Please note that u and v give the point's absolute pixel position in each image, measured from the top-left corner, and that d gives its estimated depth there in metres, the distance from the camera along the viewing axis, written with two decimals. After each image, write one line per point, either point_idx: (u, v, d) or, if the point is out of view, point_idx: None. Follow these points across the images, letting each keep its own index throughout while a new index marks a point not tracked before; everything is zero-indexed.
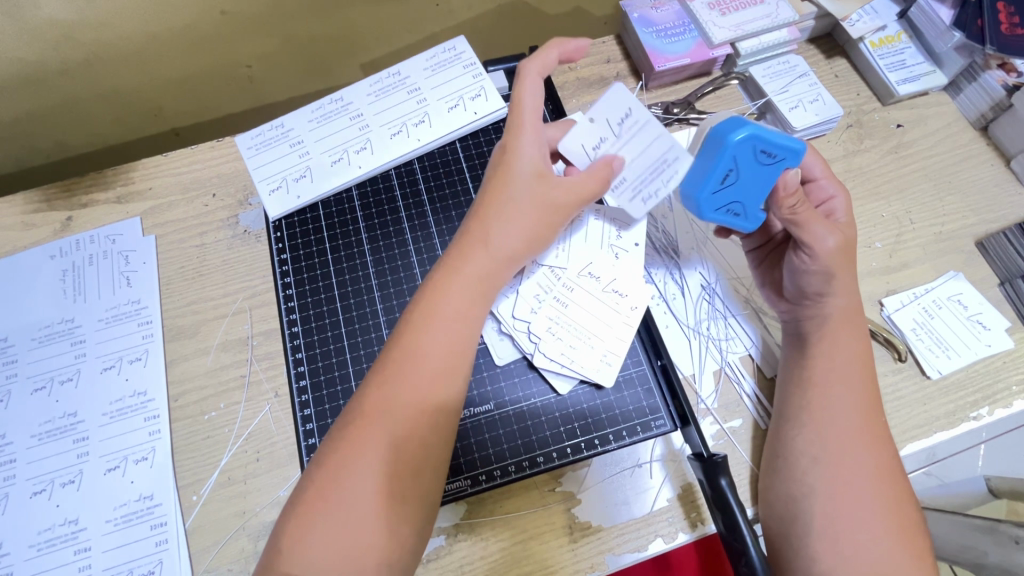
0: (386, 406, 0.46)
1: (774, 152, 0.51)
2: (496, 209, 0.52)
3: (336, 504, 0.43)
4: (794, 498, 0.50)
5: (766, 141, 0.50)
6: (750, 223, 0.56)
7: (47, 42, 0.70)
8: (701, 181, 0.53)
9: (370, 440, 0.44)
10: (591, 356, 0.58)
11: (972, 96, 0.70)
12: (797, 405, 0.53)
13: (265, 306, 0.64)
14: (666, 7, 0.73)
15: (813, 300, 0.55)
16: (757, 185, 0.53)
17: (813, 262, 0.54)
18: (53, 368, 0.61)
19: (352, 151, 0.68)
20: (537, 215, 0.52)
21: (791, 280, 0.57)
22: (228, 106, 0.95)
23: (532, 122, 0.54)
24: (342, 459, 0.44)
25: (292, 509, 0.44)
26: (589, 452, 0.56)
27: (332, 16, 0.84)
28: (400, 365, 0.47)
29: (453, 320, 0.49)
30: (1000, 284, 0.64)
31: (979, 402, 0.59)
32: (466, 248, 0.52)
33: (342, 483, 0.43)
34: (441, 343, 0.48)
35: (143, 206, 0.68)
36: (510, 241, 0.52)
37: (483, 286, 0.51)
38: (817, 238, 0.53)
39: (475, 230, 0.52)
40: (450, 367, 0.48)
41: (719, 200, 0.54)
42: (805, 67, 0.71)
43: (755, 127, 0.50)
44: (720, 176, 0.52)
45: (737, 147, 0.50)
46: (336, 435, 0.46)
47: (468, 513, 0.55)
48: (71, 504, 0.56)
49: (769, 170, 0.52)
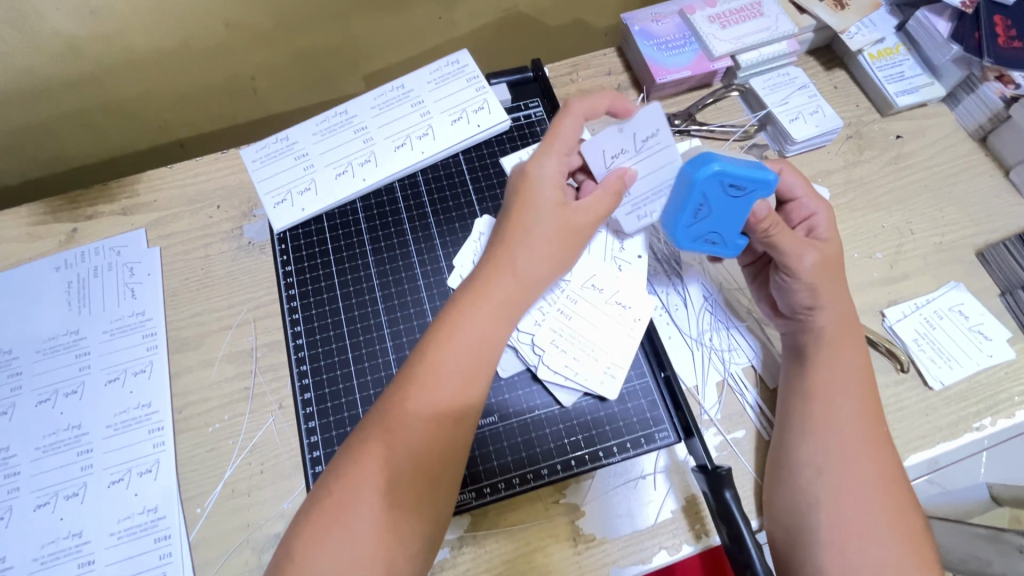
0: (405, 422, 0.46)
1: (742, 185, 0.52)
2: (518, 230, 0.53)
3: (346, 517, 0.43)
4: (799, 509, 0.50)
5: (732, 175, 0.51)
6: (730, 250, 0.57)
7: (53, 54, 0.71)
8: (676, 215, 0.55)
9: (387, 455, 0.45)
10: (595, 368, 0.58)
11: (970, 107, 0.71)
12: (800, 415, 0.53)
13: (268, 317, 0.64)
14: (667, 20, 0.74)
15: (803, 315, 0.56)
16: (731, 217, 0.54)
17: (795, 281, 0.55)
18: (58, 380, 0.61)
19: (357, 164, 0.69)
20: (558, 236, 0.53)
21: (780, 297, 0.58)
22: (232, 117, 0.95)
23: (558, 148, 0.55)
24: (355, 472, 0.45)
25: (299, 522, 0.44)
26: (593, 464, 0.56)
27: (336, 28, 0.85)
28: (421, 382, 0.47)
29: (476, 341, 0.49)
30: (1000, 294, 0.64)
31: (982, 412, 0.59)
32: (491, 269, 0.52)
33: (353, 496, 0.44)
34: (464, 365, 0.48)
35: (148, 218, 0.69)
36: (532, 263, 0.53)
37: (506, 308, 0.51)
38: (796, 257, 0.54)
39: (498, 251, 0.53)
40: (471, 387, 0.49)
41: (696, 232, 0.56)
42: (804, 80, 0.71)
43: (720, 164, 0.51)
44: (692, 209, 0.54)
45: (703, 184, 0.52)
46: (350, 448, 0.46)
47: (472, 525, 0.55)
48: (76, 516, 0.56)
49: (740, 202, 0.53)
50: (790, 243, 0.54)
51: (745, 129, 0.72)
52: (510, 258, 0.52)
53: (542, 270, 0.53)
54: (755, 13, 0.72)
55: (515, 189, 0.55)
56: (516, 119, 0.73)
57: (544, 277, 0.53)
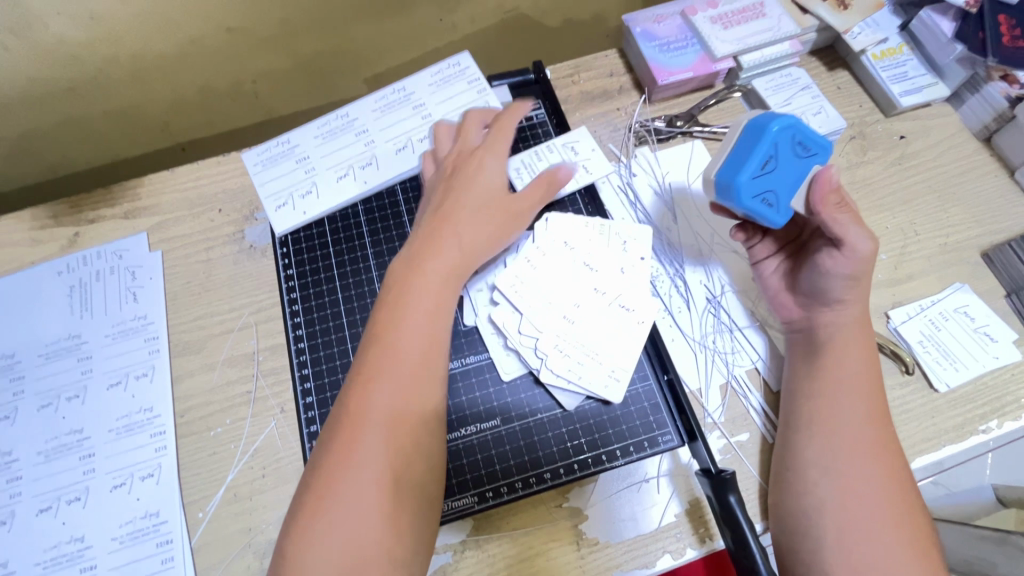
0: (374, 395, 0.49)
1: (810, 147, 0.52)
2: (456, 212, 0.59)
3: (343, 495, 0.45)
4: (805, 513, 0.49)
5: (804, 132, 0.51)
6: (780, 218, 0.53)
7: (54, 59, 0.71)
8: (740, 163, 0.52)
9: (366, 429, 0.48)
10: (598, 372, 0.58)
11: (974, 107, 0.71)
12: (806, 418, 0.53)
13: (271, 320, 0.64)
14: (668, 21, 0.73)
15: (832, 308, 0.55)
16: (791, 177, 0.52)
17: (848, 261, 0.53)
18: (60, 385, 0.61)
19: (358, 167, 0.68)
20: (493, 221, 0.59)
21: (815, 283, 0.56)
22: (234, 121, 0.96)
23: (501, 148, 0.63)
24: (341, 450, 0.47)
25: (292, 515, 0.46)
26: (596, 468, 0.56)
27: (337, 32, 0.85)
28: (380, 355, 0.51)
29: (427, 312, 0.53)
30: (1006, 295, 0.64)
31: (988, 415, 0.59)
32: (433, 245, 0.57)
33: (337, 476, 0.46)
34: (418, 333, 0.52)
35: (150, 222, 0.69)
36: (475, 238, 0.58)
37: (451, 278, 0.56)
38: (854, 241, 0.52)
39: (438, 228, 0.58)
40: (428, 354, 0.52)
41: (756, 186, 0.52)
42: (807, 80, 0.71)
43: (792, 119, 0.51)
44: (761, 158, 0.51)
45: (777, 132, 0.51)
46: (330, 431, 0.49)
47: (474, 529, 0.55)
48: (78, 521, 0.56)
49: (802, 164, 0.52)
50: (853, 220, 0.52)
51: None
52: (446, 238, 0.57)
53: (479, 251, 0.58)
54: (756, 14, 0.72)
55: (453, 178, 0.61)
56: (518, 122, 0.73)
57: (486, 252, 0.59)
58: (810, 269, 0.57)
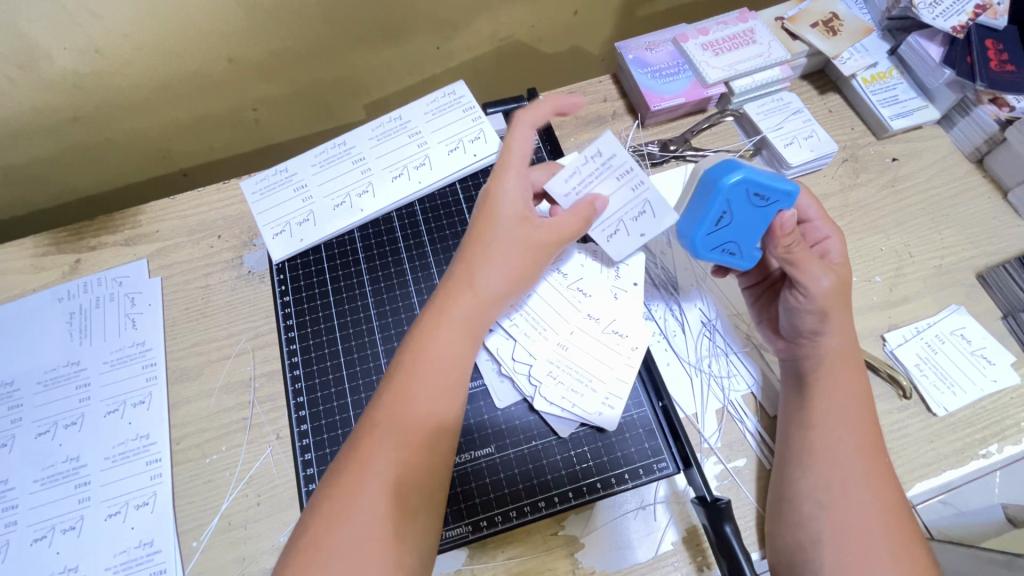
0: (378, 442, 0.47)
1: (766, 194, 0.51)
2: (479, 253, 0.54)
3: (333, 542, 0.42)
4: (801, 545, 0.49)
5: (758, 183, 0.51)
6: (746, 261, 0.56)
7: (59, 90, 0.73)
8: (695, 222, 0.54)
9: (366, 478, 0.45)
10: (592, 400, 0.58)
11: (965, 129, 0.71)
12: (798, 446, 0.52)
13: (267, 346, 0.64)
14: (661, 48, 0.74)
15: (808, 339, 0.55)
16: (752, 226, 0.53)
17: (808, 300, 0.53)
18: (58, 412, 0.61)
19: (354, 195, 0.69)
20: (523, 257, 0.54)
21: (786, 319, 0.56)
22: (236, 147, 0.97)
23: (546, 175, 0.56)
24: (339, 497, 0.44)
25: (284, 564, 0.43)
26: (592, 497, 0.56)
27: (336, 60, 0.86)
28: (390, 403, 0.49)
29: (439, 367, 0.50)
30: (1003, 317, 0.64)
31: (988, 439, 0.58)
32: (454, 289, 0.54)
33: (335, 528, 0.43)
34: (426, 388, 0.49)
35: (150, 249, 0.70)
36: (494, 285, 0.54)
37: (468, 330, 0.53)
38: (812, 279, 0.52)
39: (461, 272, 0.54)
40: (436, 416, 0.49)
41: (715, 240, 0.54)
42: (798, 104, 0.72)
43: (746, 171, 0.51)
44: (714, 217, 0.52)
45: (729, 191, 0.51)
46: (333, 472, 0.46)
47: (469, 558, 0.55)
48: (72, 551, 0.55)
49: (762, 212, 0.52)
50: (810, 262, 0.52)
51: (741, 153, 0.72)
52: (472, 279, 0.53)
53: (503, 295, 0.54)
54: (747, 40, 0.73)
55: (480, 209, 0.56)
56: None
57: (508, 296, 0.55)
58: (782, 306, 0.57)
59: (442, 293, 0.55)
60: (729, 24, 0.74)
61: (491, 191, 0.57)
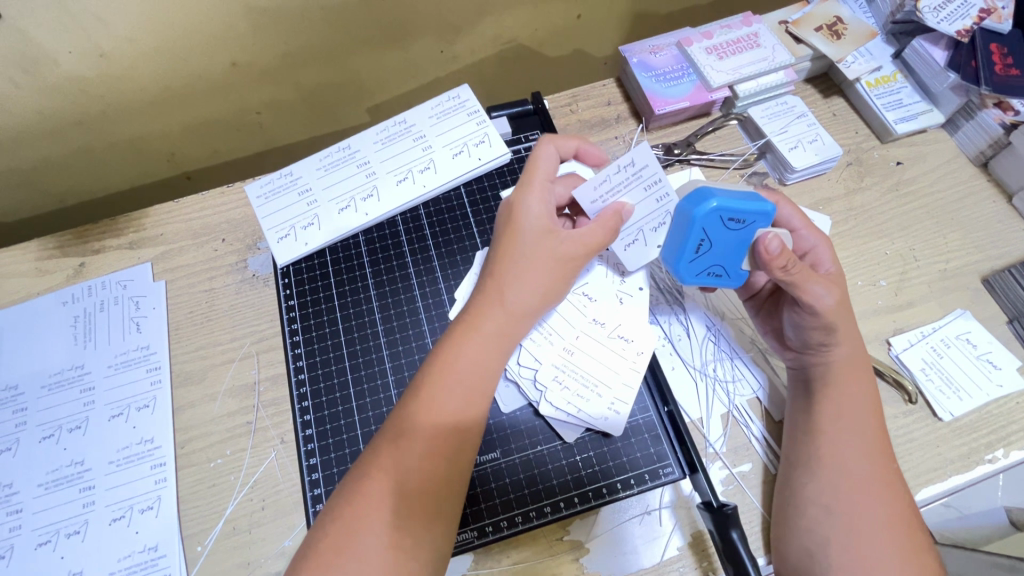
0: (401, 452, 0.47)
1: (741, 218, 0.51)
2: (507, 264, 0.54)
3: (348, 548, 0.43)
4: (809, 551, 0.49)
5: (731, 210, 0.50)
6: (735, 280, 0.56)
7: (65, 94, 0.73)
8: (677, 249, 0.54)
9: (387, 487, 0.45)
10: (598, 405, 0.58)
11: (970, 133, 0.71)
12: (805, 453, 0.52)
13: (271, 350, 0.64)
14: (664, 52, 0.75)
15: (818, 350, 0.55)
16: (733, 249, 0.53)
17: (813, 317, 0.53)
18: (62, 416, 0.61)
19: (359, 199, 0.69)
20: (551, 269, 0.54)
21: (793, 332, 0.56)
22: (239, 150, 0.97)
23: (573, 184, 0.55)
24: (354, 502, 0.45)
25: (298, 566, 0.43)
26: (597, 502, 0.55)
27: (340, 64, 0.86)
28: (416, 414, 0.48)
29: (468, 380, 0.50)
30: (1008, 322, 0.63)
31: (994, 444, 0.58)
32: (483, 301, 0.53)
33: (351, 534, 0.43)
34: (457, 402, 0.49)
35: (155, 252, 0.70)
36: (522, 297, 0.53)
37: (497, 344, 0.52)
38: (815, 297, 0.52)
39: (489, 283, 0.54)
40: (463, 428, 0.49)
41: (698, 265, 0.54)
42: (803, 108, 0.72)
43: (720, 199, 0.50)
44: (693, 245, 0.52)
45: (703, 221, 0.51)
46: (352, 478, 0.47)
47: (474, 564, 0.54)
48: (76, 555, 0.55)
49: (739, 234, 0.52)
50: (810, 281, 0.51)
51: (745, 157, 0.72)
52: (501, 291, 0.53)
53: (531, 306, 0.54)
54: (752, 44, 0.73)
55: (508, 218, 0.56)
56: (517, 152, 0.74)
57: (535, 309, 0.54)
58: (789, 322, 0.56)
59: (470, 303, 0.55)
60: (733, 28, 0.74)
61: (517, 201, 0.56)
